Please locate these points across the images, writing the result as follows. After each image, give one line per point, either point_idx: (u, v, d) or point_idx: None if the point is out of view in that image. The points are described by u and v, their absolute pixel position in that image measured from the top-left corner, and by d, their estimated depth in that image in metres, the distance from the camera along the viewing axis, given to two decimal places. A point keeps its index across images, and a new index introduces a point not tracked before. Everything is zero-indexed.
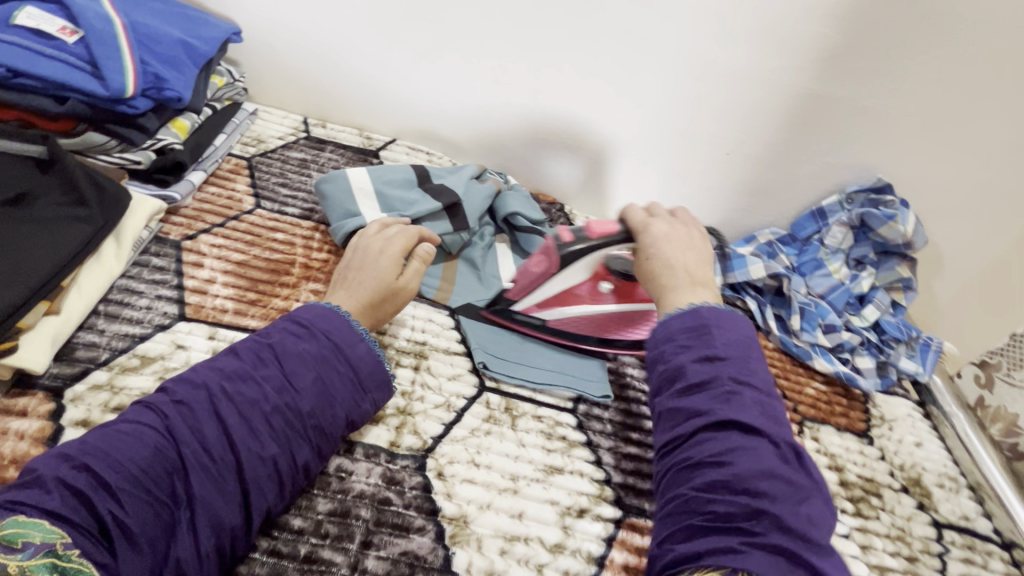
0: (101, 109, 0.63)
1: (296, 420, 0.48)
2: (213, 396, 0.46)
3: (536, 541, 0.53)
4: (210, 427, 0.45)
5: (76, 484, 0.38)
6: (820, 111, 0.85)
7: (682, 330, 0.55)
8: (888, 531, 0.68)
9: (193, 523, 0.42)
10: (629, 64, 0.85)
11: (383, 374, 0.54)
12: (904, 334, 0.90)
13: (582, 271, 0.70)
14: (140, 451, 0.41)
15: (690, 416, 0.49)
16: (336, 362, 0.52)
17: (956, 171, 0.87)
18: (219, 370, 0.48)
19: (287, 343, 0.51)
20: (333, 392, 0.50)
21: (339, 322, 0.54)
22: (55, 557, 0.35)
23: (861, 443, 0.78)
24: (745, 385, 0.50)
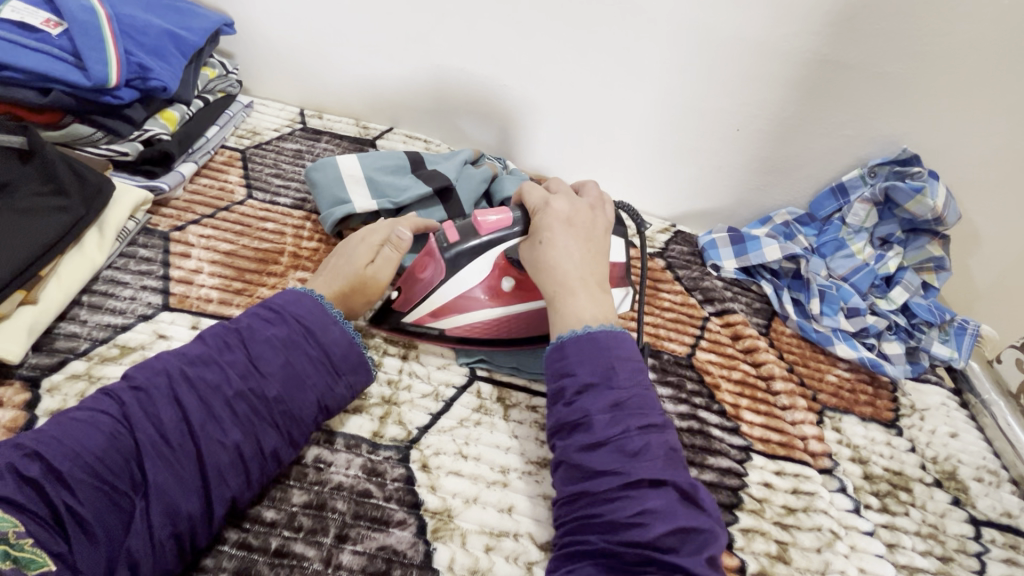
0: (86, 100, 0.63)
1: (262, 406, 0.46)
2: (173, 382, 0.44)
3: (526, 537, 0.49)
4: (170, 413, 0.43)
5: (28, 473, 0.38)
6: (837, 79, 0.79)
7: (582, 367, 0.49)
8: (918, 528, 0.62)
9: (149, 512, 0.40)
10: (629, 38, 0.81)
11: (356, 358, 0.52)
12: (936, 318, 0.84)
13: (471, 272, 0.59)
14: (94, 439, 0.40)
15: (597, 472, 0.45)
16: (307, 346, 0.50)
17: (992, 138, 0.80)
18: (182, 356, 0.46)
19: (255, 328, 0.49)
20: (304, 375, 0.48)
21: (309, 305, 0.52)
22: (8, 544, 0.35)
23: (888, 433, 0.72)
24: (646, 426, 0.47)
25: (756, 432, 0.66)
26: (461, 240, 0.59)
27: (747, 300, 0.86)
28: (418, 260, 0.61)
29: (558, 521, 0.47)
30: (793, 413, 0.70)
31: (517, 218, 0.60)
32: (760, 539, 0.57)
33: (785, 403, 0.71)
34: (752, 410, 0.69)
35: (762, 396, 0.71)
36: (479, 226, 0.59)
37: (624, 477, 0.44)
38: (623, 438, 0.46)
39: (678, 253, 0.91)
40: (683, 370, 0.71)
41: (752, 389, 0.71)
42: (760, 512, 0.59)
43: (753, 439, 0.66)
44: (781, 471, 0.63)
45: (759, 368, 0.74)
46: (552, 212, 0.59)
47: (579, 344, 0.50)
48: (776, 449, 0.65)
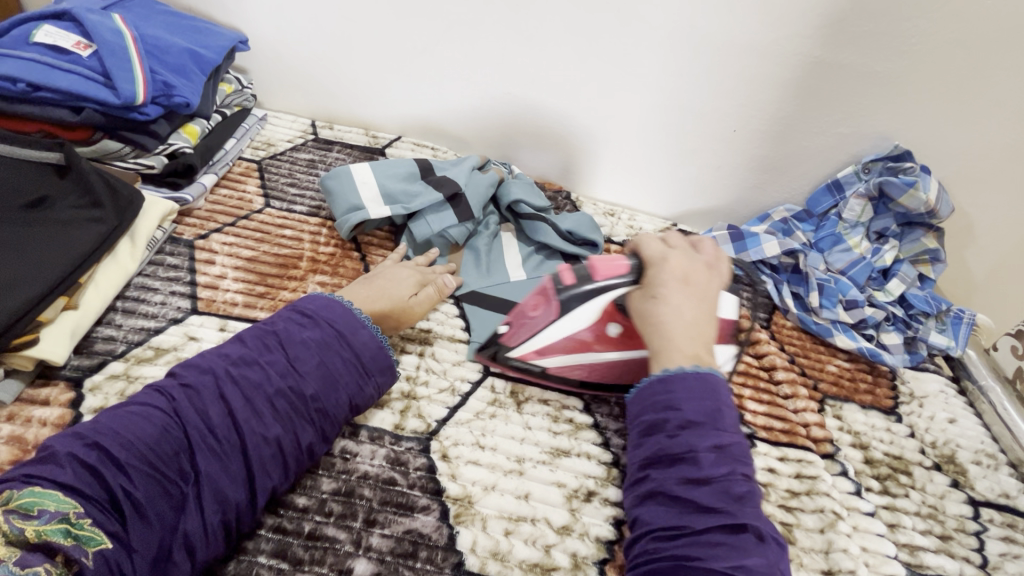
0: (115, 116, 0.66)
1: (300, 402, 0.49)
2: (219, 380, 0.47)
3: (542, 521, 0.52)
4: (216, 409, 0.46)
5: (87, 460, 0.41)
6: (831, 80, 0.82)
7: (689, 403, 0.50)
8: (918, 509, 0.65)
9: (198, 499, 0.43)
10: (628, 45, 0.84)
11: (384, 358, 0.55)
12: (933, 308, 0.86)
13: (583, 313, 0.61)
14: (148, 430, 0.43)
15: (699, 508, 0.45)
16: (340, 348, 0.53)
17: (981, 133, 0.83)
18: (225, 356, 0.49)
19: (291, 330, 0.52)
20: (337, 374, 0.51)
21: (340, 310, 0.55)
22: (69, 524, 0.38)
23: (888, 420, 0.75)
24: (749, 477, 0.48)
25: (760, 420, 0.69)
26: (577, 283, 0.61)
27: (749, 295, 0.89)
28: (530, 298, 0.64)
29: (643, 556, 0.46)
30: (796, 402, 0.72)
31: (631, 265, 0.61)
32: None
33: (788, 393, 0.73)
34: (756, 399, 0.71)
35: (765, 385, 0.73)
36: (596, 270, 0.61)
37: (723, 512, 0.45)
38: (727, 481, 0.46)
39: None
40: None
41: (755, 379, 0.74)
42: (765, 496, 0.61)
43: (757, 427, 0.68)
44: (785, 457, 0.66)
45: (762, 360, 0.77)
46: (670, 266, 0.58)
47: (686, 381, 0.51)
48: (780, 436, 0.68)
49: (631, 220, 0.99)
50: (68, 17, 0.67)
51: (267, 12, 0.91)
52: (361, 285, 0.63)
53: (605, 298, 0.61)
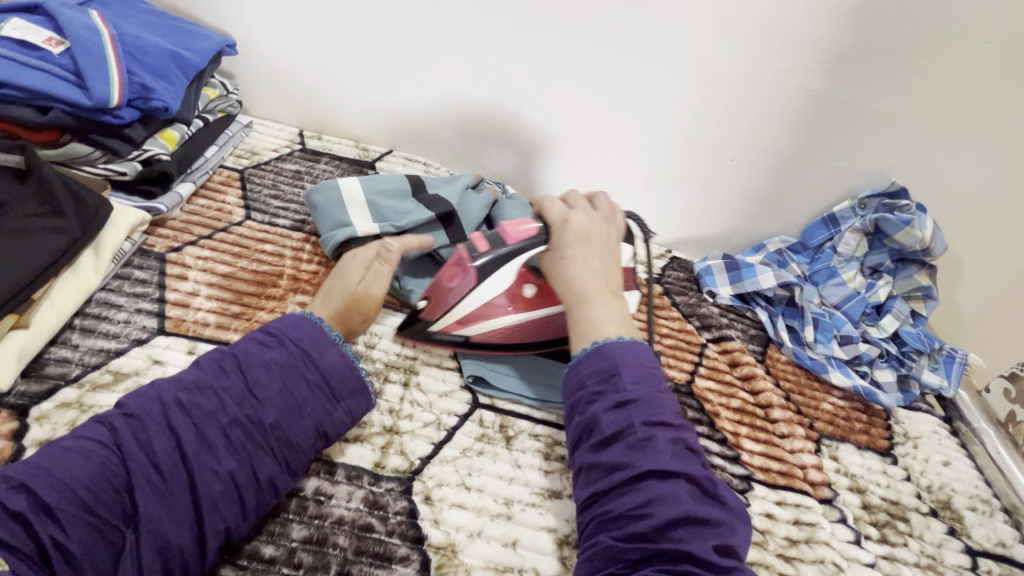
0: (86, 119, 0.62)
1: (258, 433, 0.45)
2: (166, 408, 0.43)
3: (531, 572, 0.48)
4: (162, 442, 0.42)
5: (12, 506, 0.37)
6: (832, 114, 0.82)
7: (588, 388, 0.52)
8: (917, 559, 0.63)
9: (138, 546, 0.39)
10: (629, 69, 0.83)
11: (356, 381, 0.51)
12: (926, 346, 0.85)
13: (578, 255, 0.67)
14: (82, 469, 0.39)
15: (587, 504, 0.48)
16: (304, 369, 0.49)
17: (976, 174, 0.83)
18: (177, 381, 0.45)
19: (252, 352, 0.48)
20: (300, 400, 0.47)
21: (307, 329, 0.51)
22: None
23: (883, 462, 0.73)
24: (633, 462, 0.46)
25: (757, 460, 0.67)
26: (490, 250, 0.61)
27: (743, 327, 0.87)
28: (446, 269, 0.63)
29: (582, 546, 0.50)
30: (792, 442, 0.70)
31: (627, 223, 0.67)
32: (764, 571, 0.56)
33: (784, 431, 0.71)
34: (752, 438, 0.69)
35: (761, 424, 0.71)
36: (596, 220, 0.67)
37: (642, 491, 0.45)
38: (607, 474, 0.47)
39: (673, 278, 0.92)
40: (683, 398, 0.71)
41: (751, 417, 0.72)
42: (764, 544, 0.59)
43: (754, 468, 0.66)
44: (782, 501, 0.63)
45: (758, 397, 0.75)
46: (570, 227, 0.60)
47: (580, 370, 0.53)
48: (777, 478, 0.65)
49: None
50: (40, 12, 0.63)
51: (257, 16, 0.87)
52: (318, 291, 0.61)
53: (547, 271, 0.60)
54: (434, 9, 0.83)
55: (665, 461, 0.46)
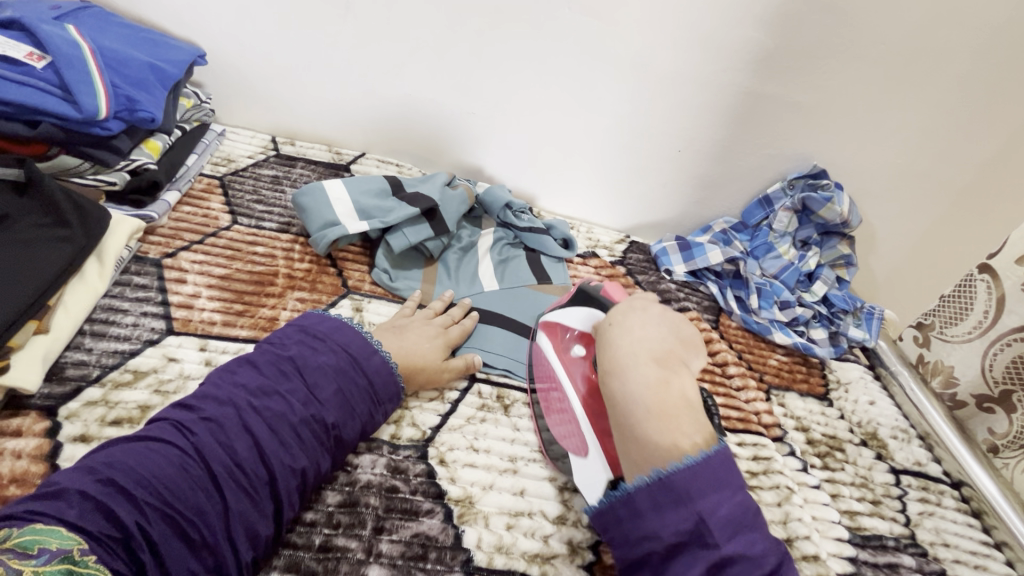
0: (75, 132, 0.63)
1: (322, 430, 0.50)
2: (241, 411, 0.47)
3: (539, 514, 0.55)
4: (240, 442, 0.46)
5: (98, 497, 0.40)
6: (759, 108, 0.93)
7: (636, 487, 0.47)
8: (853, 479, 0.74)
9: (225, 533, 0.43)
10: (584, 70, 0.91)
11: (394, 386, 0.57)
12: (850, 305, 1.00)
13: (575, 309, 0.66)
14: (168, 464, 0.43)
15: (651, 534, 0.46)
16: (355, 374, 0.54)
17: (881, 155, 0.97)
18: (242, 387, 0.49)
19: (306, 356, 0.53)
20: (353, 401, 0.53)
21: (351, 334, 0.56)
22: (71, 563, 0.36)
23: (821, 405, 0.85)
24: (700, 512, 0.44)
25: (719, 410, 0.76)
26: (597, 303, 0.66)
27: (697, 299, 0.98)
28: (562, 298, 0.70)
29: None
30: (747, 393, 0.80)
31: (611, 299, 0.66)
32: None
33: (739, 385, 0.82)
34: (713, 392, 0.79)
35: (720, 379, 0.81)
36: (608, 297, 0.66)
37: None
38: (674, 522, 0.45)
39: (634, 261, 1.02)
40: None
41: (711, 374, 0.82)
42: None
43: (716, 417, 0.75)
44: (742, 442, 0.73)
45: (715, 357, 0.85)
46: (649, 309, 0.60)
47: (649, 490, 0.46)
48: (736, 424, 0.75)
49: (590, 233, 1.06)
50: (18, 27, 0.64)
51: (225, 26, 0.89)
52: (395, 338, 0.62)
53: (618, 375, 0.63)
54: (399, 18, 0.87)
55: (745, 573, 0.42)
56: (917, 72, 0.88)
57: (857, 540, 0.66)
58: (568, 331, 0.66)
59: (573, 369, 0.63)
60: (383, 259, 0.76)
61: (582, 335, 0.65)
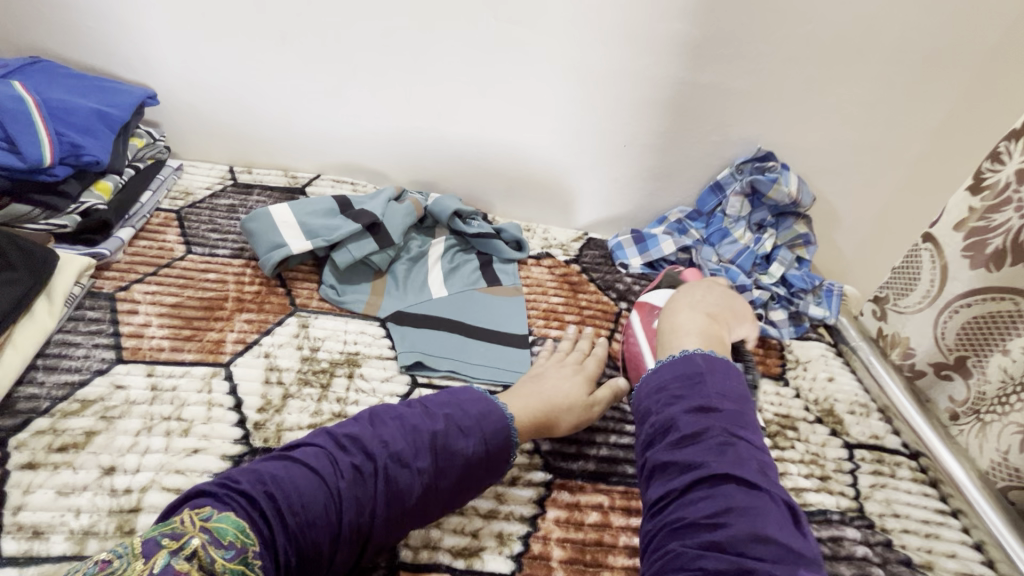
0: (23, 181, 0.68)
1: (432, 509, 0.53)
2: (382, 477, 0.50)
3: (470, 510, 0.59)
4: (371, 503, 0.49)
5: (265, 508, 0.45)
6: (697, 96, 0.94)
7: (670, 378, 0.58)
8: (802, 456, 0.74)
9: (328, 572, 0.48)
10: (520, 76, 0.93)
11: (502, 466, 0.57)
12: (808, 284, 1.00)
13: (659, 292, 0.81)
14: (311, 495, 0.47)
15: (682, 467, 0.51)
16: (483, 460, 0.55)
17: (826, 131, 0.97)
18: (389, 448, 0.52)
19: (451, 435, 0.54)
20: (467, 487, 0.55)
21: (497, 424, 0.57)
22: (245, 565, 0.41)
23: (777, 385, 0.85)
24: (739, 438, 0.52)
25: None
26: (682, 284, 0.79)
27: None
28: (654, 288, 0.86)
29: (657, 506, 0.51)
30: None
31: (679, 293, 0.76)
32: None
33: None
34: None
35: None
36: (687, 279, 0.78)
37: (709, 472, 0.49)
38: (710, 443, 0.51)
39: (590, 257, 1.04)
40: None
41: None
42: None
43: None
44: None
45: None
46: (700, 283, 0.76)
47: (672, 364, 0.59)
48: None
49: (546, 233, 1.07)
50: None
51: (173, 65, 0.93)
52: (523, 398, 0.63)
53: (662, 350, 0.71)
54: (334, 42, 0.91)
55: (748, 473, 0.49)
56: (849, 48, 0.88)
57: None
58: (654, 308, 0.79)
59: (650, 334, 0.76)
60: (330, 276, 0.79)
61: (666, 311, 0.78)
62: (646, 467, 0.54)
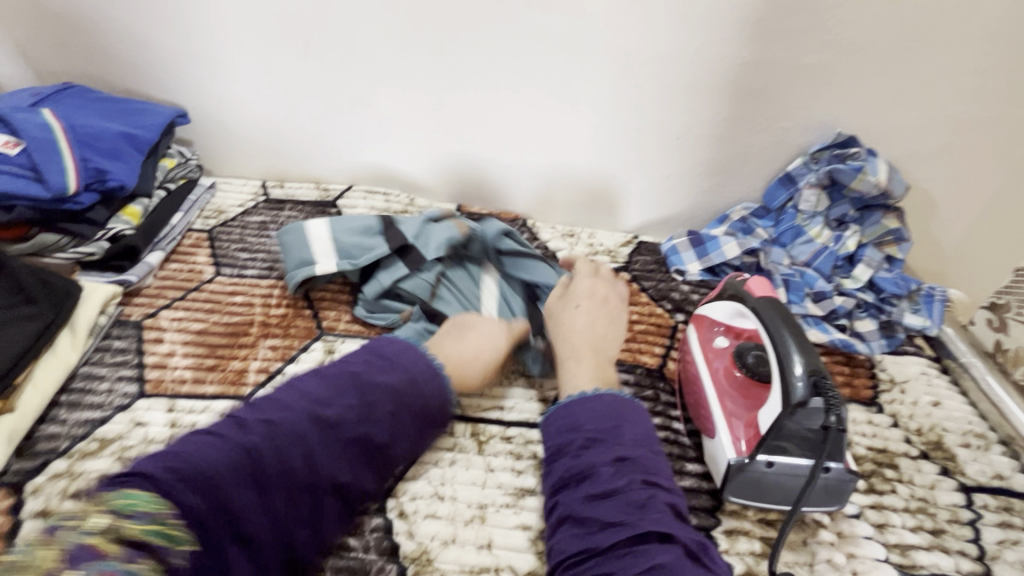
0: (50, 210, 0.67)
1: (371, 454, 0.50)
2: (303, 423, 0.48)
3: (506, 570, 0.50)
4: (297, 453, 0.46)
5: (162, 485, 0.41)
6: (763, 78, 0.82)
7: (588, 424, 0.52)
8: (906, 504, 0.62)
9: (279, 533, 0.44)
10: (559, 67, 0.84)
11: (446, 413, 0.57)
12: (903, 289, 0.85)
13: (716, 306, 0.68)
14: (221, 454, 0.44)
15: (604, 521, 0.45)
16: (410, 398, 0.53)
17: (923, 108, 0.83)
18: (307, 397, 0.50)
19: (369, 373, 0.53)
20: (403, 429, 0.52)
21: (418, 357, 0.56)
22: (162, 525, 0.39)
23: (869, 412, 0.72)
24: (655, 486, 0.48)
25: None
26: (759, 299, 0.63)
27: None
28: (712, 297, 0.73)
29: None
30: None
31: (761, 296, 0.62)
32: (743, 538, 0.56)
33: None
34: None
35: None
36: (753, 290, 0.63)
37: (630, 531, 0.44)
38: (628, 492, 0.47)
39: (640, 264, 0.93)
40: (655, 381, 0.71)
41: None
42: (742, 512, 0.58)
43: None
44: None
45: None
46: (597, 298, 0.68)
47: (588, 409, 0.53)
48: None
49: (591, 239, 0.97)
50: None
51: (201, 82, 0.91)
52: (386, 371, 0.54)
53: (774, 375, 0.55)
54: (359, 46, 0.85)
55: (666, 523, 0.45)
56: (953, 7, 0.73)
57: None
58: (715, 325, 0.68)
59: (715, 358, 0.65)
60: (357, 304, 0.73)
61: (731, 329, 0.67)
62: (555, 516, 0.49)
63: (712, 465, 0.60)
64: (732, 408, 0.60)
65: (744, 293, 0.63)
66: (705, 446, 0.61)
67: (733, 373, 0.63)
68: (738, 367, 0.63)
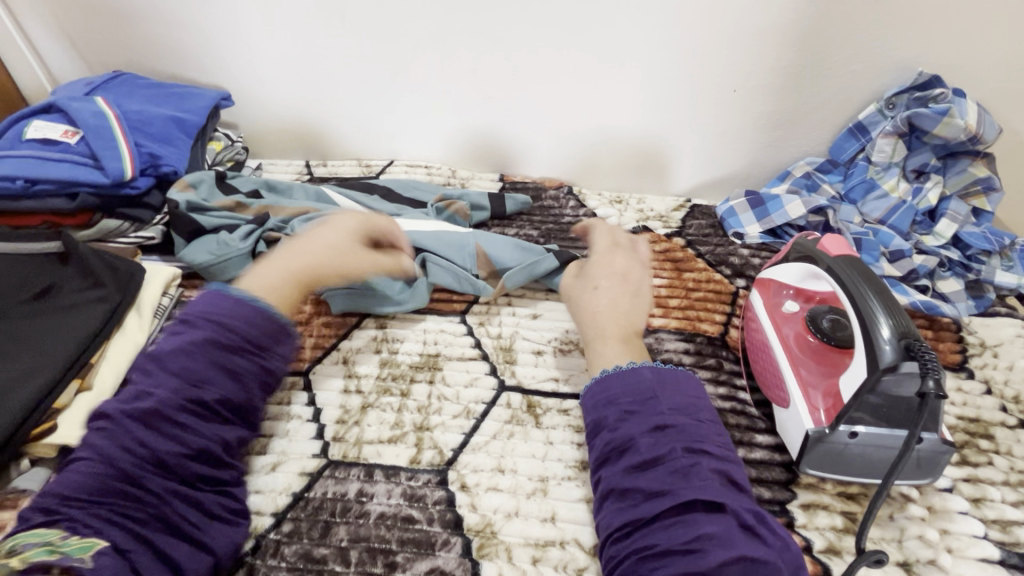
0: (110, 196, 0.69)
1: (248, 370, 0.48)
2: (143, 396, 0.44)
3: (572, 544, 0.49)
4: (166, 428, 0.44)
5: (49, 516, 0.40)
6: (834, 15, 0.74)
7: (624, 392, 0.49)
8: (1005, 477, 0.56)
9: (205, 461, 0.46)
10: (606, 18, 0.78)
11: (273, 325, 0.50)
12: (995, 244, 0.78)
13: (784, 269, 0.63)
14: (94, 470, 0.41)
15: (650, 495, 0.43)
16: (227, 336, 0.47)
17: (1022, 38, 0.73)
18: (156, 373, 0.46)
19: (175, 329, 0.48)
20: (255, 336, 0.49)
21: (220, 303, 0.49)
22: (52, 546, 0.38)
23: (958, 378, 0.66)
24: (701, 453, 0.45)
25: None
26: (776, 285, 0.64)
27: None
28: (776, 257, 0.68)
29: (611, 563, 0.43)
30: None
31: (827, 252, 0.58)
32: (822, 513, 0.52)
33: None
34: None
35: None
36: (826, 250, 0.58)
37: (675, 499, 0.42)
38: (673, 460, 0.44)
39: (696, 228, 0.88)
40: (718, 350, 0.68)
41: None
42: (820, 486, 0.54)
43: None
44: None
45: None
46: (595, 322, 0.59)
47: (620, 376, 0.50)
48: None
49: (641, 204, 0.92)
50: (55, 109, 0.71)
51: (243, 64, 0.90)
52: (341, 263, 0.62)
53: (856, 342, 0.50)
54: (395, 13, 0.82)
55: (713, 490, 0.42)
56: None
57: (1013, 561, 0.50)
58: (784, 289, 0.63)
59: (787, 323, 0.61)
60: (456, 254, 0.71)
61: (801, 292, 0.63)
62: (600, 491, 0.46)
63: (786, 436, 0.56)
64: (807, 376, 0.56)
65: (818, 253, 0.58)
66: (776, 416, 0.58)
67: (806, 338, 0.58)
68: (812, 333, 0.58)
